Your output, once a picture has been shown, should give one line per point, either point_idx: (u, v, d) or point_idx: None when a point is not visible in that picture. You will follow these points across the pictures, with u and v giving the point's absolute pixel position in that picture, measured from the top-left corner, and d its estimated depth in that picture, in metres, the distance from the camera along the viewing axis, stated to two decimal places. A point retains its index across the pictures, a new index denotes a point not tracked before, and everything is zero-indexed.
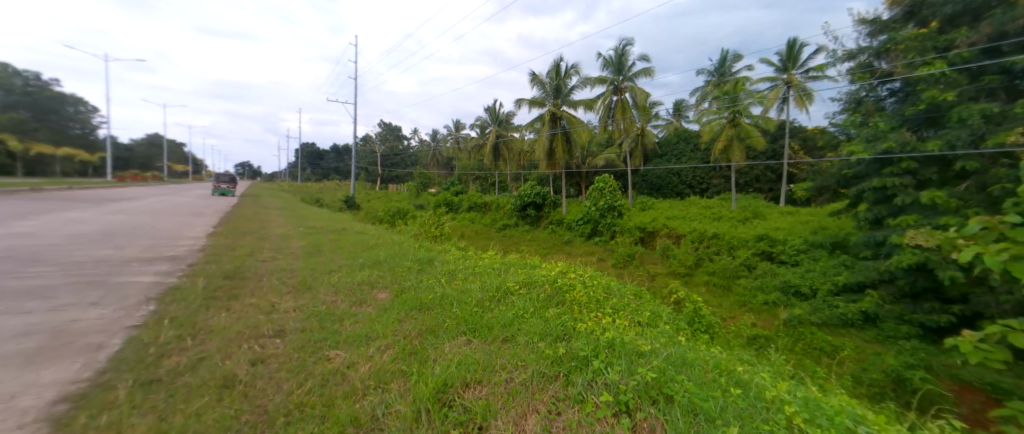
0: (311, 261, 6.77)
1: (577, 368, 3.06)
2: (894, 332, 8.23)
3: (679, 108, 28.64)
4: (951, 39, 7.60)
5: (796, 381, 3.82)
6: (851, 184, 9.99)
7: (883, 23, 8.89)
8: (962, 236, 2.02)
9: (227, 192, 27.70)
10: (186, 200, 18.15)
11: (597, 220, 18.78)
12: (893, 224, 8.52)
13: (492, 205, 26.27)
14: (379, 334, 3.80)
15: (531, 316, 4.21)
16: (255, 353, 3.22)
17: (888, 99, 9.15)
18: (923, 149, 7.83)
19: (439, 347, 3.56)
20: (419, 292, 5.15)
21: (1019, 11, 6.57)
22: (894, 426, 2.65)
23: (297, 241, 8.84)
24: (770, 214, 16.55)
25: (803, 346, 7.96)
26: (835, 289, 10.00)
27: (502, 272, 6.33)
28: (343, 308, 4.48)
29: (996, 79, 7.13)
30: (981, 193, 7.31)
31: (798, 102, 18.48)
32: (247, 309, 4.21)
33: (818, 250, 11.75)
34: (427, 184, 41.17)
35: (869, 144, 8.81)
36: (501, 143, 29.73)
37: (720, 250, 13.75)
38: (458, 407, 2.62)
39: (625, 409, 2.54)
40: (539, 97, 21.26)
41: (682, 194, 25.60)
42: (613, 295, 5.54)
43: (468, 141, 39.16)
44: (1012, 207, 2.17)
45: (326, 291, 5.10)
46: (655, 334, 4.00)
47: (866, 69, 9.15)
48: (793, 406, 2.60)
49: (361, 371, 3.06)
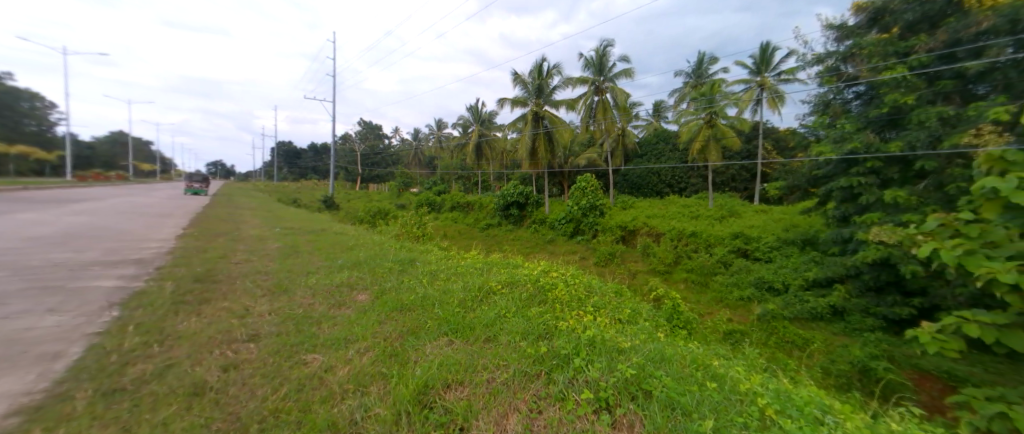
0: (287, 263, 6.59)
1: (558, 366, 3.08)
2: (860, 324, 8.64)
3: (659, 108, 29.22)
4: (911, 45, 8.00)
5: (768, 373, 3.93)
6: (821, 183, 10.39)
7: (848, 29, 9.25)
8: (921, 233, 2.14)
9: (199, 192, 26.73)
10: (154, 200, 17.40)
11: (579, 219, 18.94)
12: (858, 222, 8.90)
13: (475, 205, 26.17)
14: (358, 336, 3.73)
15: (513, 315, 4.21)
16: (228, 359, 3.10)
17: (853, 102, 9.48)
18: (885, 149, 8.21)
19: (420, 349, 3.52)
20: (400, 293, 5.09)
21: (971, 20, 7.06)
22: (859, 415, 2.77)
23: (271, 242, 8.59)
24: (746, 213, 17.05)
25: (775, 340, 8.23)
26: (806, 284, 10.36)
27: (484, 272, 6.31)
28: (320, 310, 4.38)
29: (950, 84, 7.54)
30: (937, 192, 7.74)
31: (771, 103, 19.09)
32: (219, 313, 4.07)
33: (789, 247, 12.18)
34: (408, 184, 40.66)
35: (837, 144, 9.17)
36: (483, 142, 29.63)
37: (698, 247, 14.05)
38: (439, 409, 2.59)
39: (605, 405, 2.58)
40: (521, 97, 21.26)
41: (661, 193, 26.10)
42: (595, 293, 5.60)
43: (450, 141, 38.88)
44: (966, 205, 2.30)
45: (303, 293, 4.99)
46: (635, 331, 4.06)
47: (833, 72, 9.44)
48: (765, 398, 2.69)
49: (340, 374, 3.00)
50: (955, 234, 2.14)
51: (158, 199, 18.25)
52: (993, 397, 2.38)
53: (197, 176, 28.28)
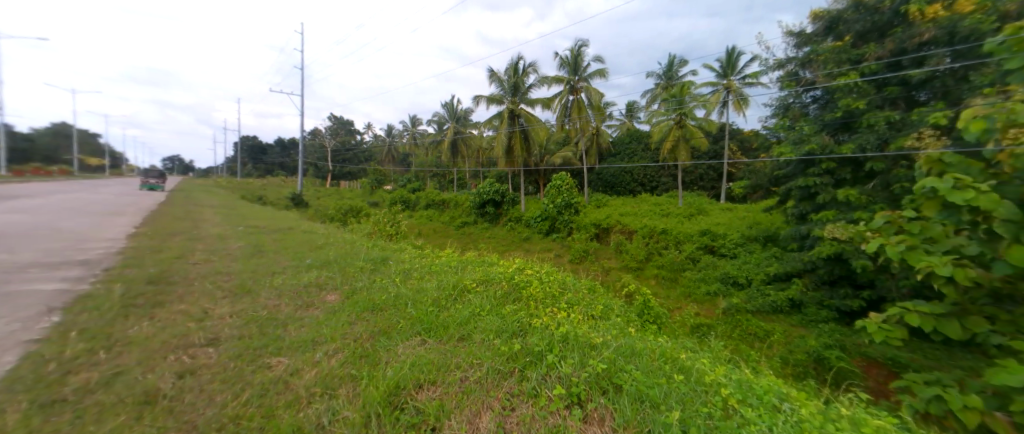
0: (250, 263, 6.29)
1: (532, 363, 3.09)
2: (816, 316, 9.17)
3: (631, 108, 29.85)
4: (862, 53, 8.51)
5: (731, 365, 4.09)
6: (782, 182, 10.90)
7: (807, 36, 9.72)
8: (871, 230, 2.36)
9: (156, 188, 25.23)
10: (103, 197, 16.25)
11: (555, 217, 19.11)
12: (816, 219, 9.40)
13: (451, 203, 25.92)
14: (327, 338, 3.62)
15: (487, 313, 4.21)
16: (184, 365, 2.94)
17: (811, 105, 9.98)
18: (839, 151, 8.74)
19: (392, 349, 3.45)
20: (371, 293, 4.96)
21: (915, 31, 7.64)
22: (813, 401, 2.94)
23: (233, 242, 8.20)
24: (712, 211, 17.72)
25: (739, 332, 8.62)
26: (767, 278, 10.86)
27: (459, 270, 6.26)
28: (286, 312, 4.21)
29: (897, 90, 8.19)
30: (884, 191, 8.33)
31: (737, 106, 19.90)
32: (175, 317, 3.84)
33: (752, 243, 12.74)
34: (382, 181, 39.86)
35: (796, 146, 9.64)
36: (459, 140, 29.36)
37: (669, 244, 14.45)
38: (410, 410, 2.55)
39: (577, 401, 2.62)
40: (497, 94, 21.19)
41: (634, 192, 26.74)
42: (568, 290, 5.67)
43: (425, 138, 38.35)
44: (909, 204, 2.54)
45: (269, 294, 4.79)
46: (607, 326, 4.14)
47: (792, 78, 9.91)
48: (728, 388, 2.80)
49: (307, 378, 2.90)
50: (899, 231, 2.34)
51: (106, 196, 17.00)
52: (931, 381, 2.59)
53: (153, 171, 26.70)
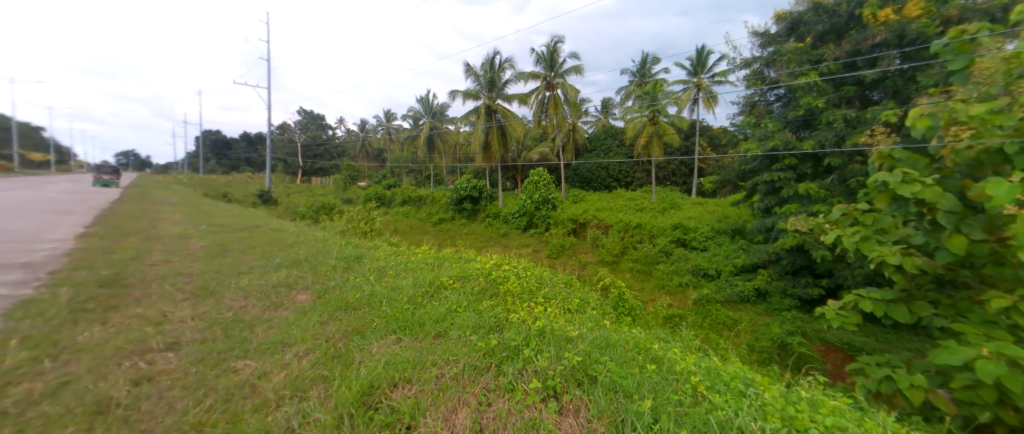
0: (213, 263, 6.01)
1: (508, 358, 3.10)
2: (779, 305, 9.64)
3: (607, 105, 30.22)
4: (821, 53, 8.88)
5: (700, 352, 4.23)
6: (749, 177, 11.30)
7: (771, 37, 10.07)
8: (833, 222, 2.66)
9: (110, 185, 23.77)
10: (48, 194, 15.14)
11: (532, 212, 19.17)
12: (779, 213, 9.81)
13: (428, 199, 25.62)
14: (297, 339, 3.50)
15: (464, 309, 4.19)
16: (140, 372, 2.78)
17: (775, 103, 10.39)
18: (801, 147, 9.08)
19: (366, 349, 3.37)
20: (345, 292, 4.85)
21: (869, 33, 8.04)
22: (776, 386, 3.08)
23: (195, 241, 7.82)
24: (684, 205, 18.25)
25: (709, 322, 8.93)
26: (735, 270, 11.29)
27: (435, 267, 6.21)
28: (253, 313, 4.05)
29: (853, 89, 8.64)
30: (841, 186, 8.84)
31: (707, 103, 20.51)
32: (130, 321, 3.62)
33: (721, 236, 13.22)
34: (355, 177, 38.96)
35: (761, 142, 9.99)
36: (435, 135, 28.89)
37: (643, 238, 14.79)
38: (385, 409, 2.51)
39: (553, 393, 2.65)
40: (473, 89, 20.98)
41: (610, 187, 27.17)
42: (546, 284, 5.72)
43: (400, 133, 37.63)
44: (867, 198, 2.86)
45: (234, 295, 4.59)
46: (583, 319, 4.21)
47: (758, 76, 10.26)
48: (697, 376, 2.90)
49: (276, 381, 2.79)
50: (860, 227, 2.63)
51: (51, 193, 15.80)
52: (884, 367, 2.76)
53: (106, 167, 25.21)
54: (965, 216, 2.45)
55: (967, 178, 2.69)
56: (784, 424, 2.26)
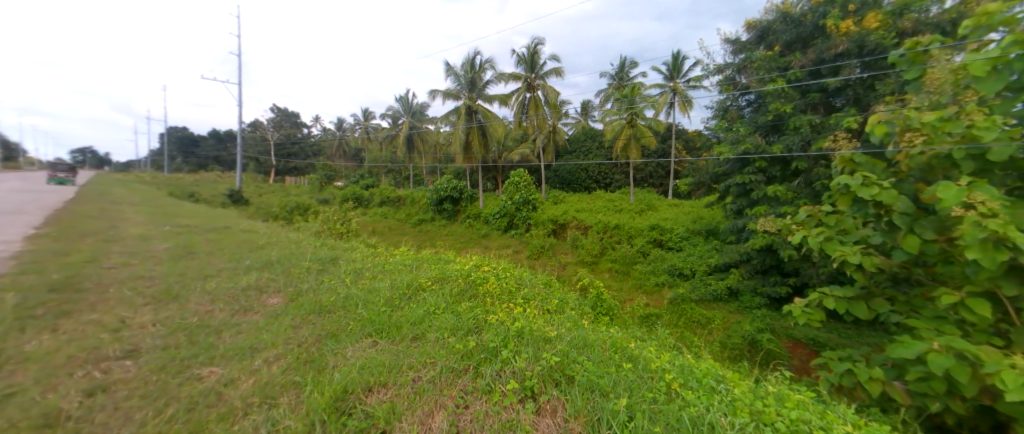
0: (177, 266, 5.73)
1: (487, 360, 3.09)
2: (750, 303, 10.00)
3: (587, 108, 30.58)
4: (788, 61, 9.26)
5: (673, 350, 4.34)
6: (722, 179, 11.63)
7: (742, 44, 10.44)
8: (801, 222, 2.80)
9: (66, 182, 22.45)
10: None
11: (513, 213, 19.20)
12: (750, 214, 10.17)
13: (407, 199, 25.33)
14: (267, 344, 3.39)
15: (442, 311, 4.15)
16: (94, 381, 2.62)
17: (746, 108, 10.74)
18: (770, 150, 9.43)
19: (340, 353, 3.30)
20: (319, 294, 4.73)
21: (832, 43, 8.44)
22: (745, 382, 3.18)
23: (158, 243, 7.45)
24: (661, 206, 18.72)
25: (684, 320, 9.16)
26: (709, 269, 11.62)
27: (413, 268, 6.13)
28: (220, 318, 3.90)
29: (818, 95, 9.01)
30: (807, 188, 9.22)
31: (682, 107, 21.05)
32: (84, 328, 3.41)
33: (695, 237, 13.59)
34: (332, 177, 38.02)
35: (733, 146, 10.30)
36: (414, 135, 28.53)
37: (622, 239, 15.03)
38: (359, 414, 2.46)
39: (530, 394, 2.66)
40: (453, 89, 20.82)
41: (589, 189, 27.52)
42: (525, 285, 5.75)
43: (379, 132, 36.98)
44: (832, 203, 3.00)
45: (200, 300, 4.40)
46: (562, 319, 4.25)
47: (730, 82, 10.59)
48: (671, 373, 2.97)
49: (243, 388, 2.69)
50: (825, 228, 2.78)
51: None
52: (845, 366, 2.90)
53: (62, 164, 23.83)
54: (918, 218, 2.60)
55: (919, 181, 2.86)
56: (751, 418, 2.33)
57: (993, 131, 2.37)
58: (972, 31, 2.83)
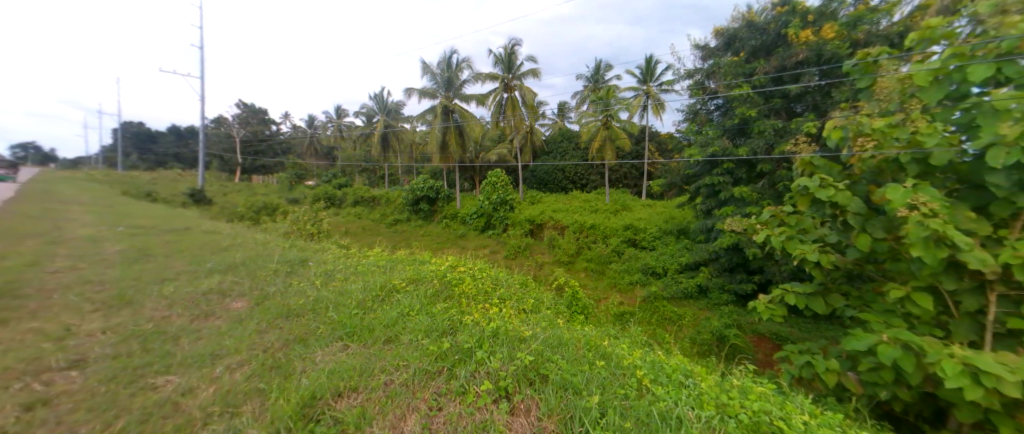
0: (132, 269, 5.40)
1: (461, 361, 3.06)
2: (718, 299, 10.38)
3: (564, 109, 30.91)
4: (753, 67, 9.62)
5: (645, 347, 4.44)
6: (692, 181, 12.00)
7: (710, 50, 10.80)
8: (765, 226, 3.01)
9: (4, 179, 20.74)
10: None
11: (490, 213, 19.19)
12: (718, 214, 10.54)
13: (382, 200, 24.87)
14: (229, 350, 3.24)
15: (417, 313, 4.09)
16: (33, 394, 2.43)
17: (714, 112, 11.10)
18: (737, 153, 9.78)
19: (308, 357, 3.19)
20: (287, 298, 4.57)
21: (793, 51, 8.86)
22: (712, 376, 3.29)
23: (109, 245, 7.00)
24: (635, 207, 19.16)
25: (656, 318, 9.39)
26: (680, 268, 11.98)
27: (387, 269, 6.02)
28: (178, 324, 3.70)
29: (780, 101, 9.44)
30: (771, 189, 9.63)
31: (656, 110, 21.57)
32: (23, 337, 3.16)
33: (667, 236, 13.99)
34: (303, 176, 36.73)
35: (703, 148, 10.64)
36: (390, 133, 28.02)
37: (597, 239, 15.28)
38: (327, 420, 2.38)
39: (504, 394, 2.66)
40: (430, 87, 20.57)
41: (566, 189, 27.83)
42: (501, 285, 5.74)
43: (353, 130, 36.16)
44: (793, 205, 3.17)
45: (155, 305, 4.16)
46: (537, 319, 4.27)
47: (699, 86, 10.92)
48: (642, 370, 3.04)
49: (203, 397, 2.56)
50: (786, 234, 3.00)
51: None
52: (807, 363, 3.03)
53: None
54: (870, 218, 2.77)
55: (871, 183, 3.06)
56: (717, 410, 2.42)
57: (935, 137, 2.54)
58: (917, 43, 3.02)
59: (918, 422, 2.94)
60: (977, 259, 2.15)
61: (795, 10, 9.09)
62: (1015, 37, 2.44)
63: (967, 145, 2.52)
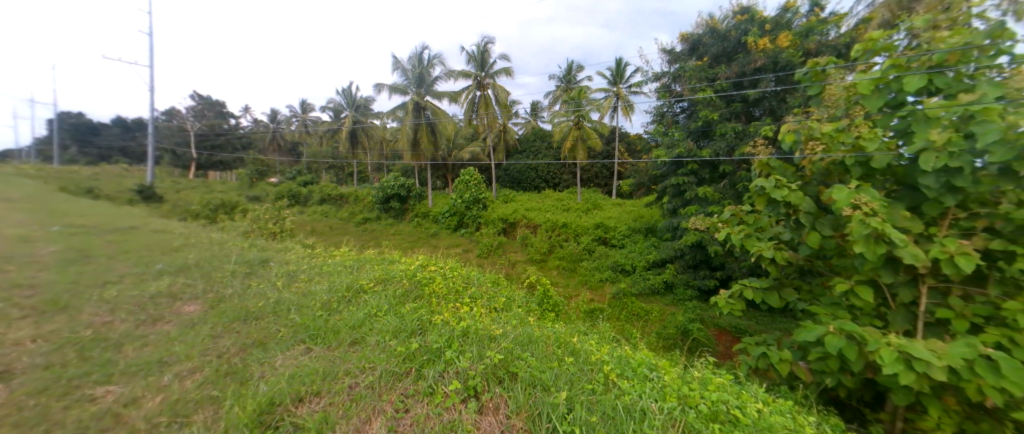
0: (69, 272, 4.98)
1: (430, 361, 3.01)
2: (683, 295, 10.78)
3: (537, 109, 31.12)
4: (715, 72, 9.98)
5: (612, 343, 4.52)
6: (660, 181, 12.36)
7: (677, 54, 11.15)
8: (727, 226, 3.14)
9: None
10: None
11: (462, 212, 19.07)
12: (683, 213, 10.93)
13: (351, 198, 24.12)
14: (180, 357, 3.05)
15: (385, 313, 4.00)
16: None
17: (680, 115, 11.43)
18: (700, 154, 10.15)
19: (268, 362, 3.05)
20: (244, 300, 4.35)
21: (752, 58, 9.32)
22: (675, 368, 3.39)
23: (41, 245, 6.41)
24: (605, 205, 19.57)
25: (625, 315, 9.63)
26: (648, 265, 12.32)
27: (354, 269, 5.87)
28: (122, 330, 3.45)
29: (740, 105, 9.90)
30: (731, 190, 10.07)
31: (626, 111, 22.07)
32: None
33: (636, 234, 14.38)
34: (266, 173, 35.07)
35: (669, 150, 10.76)
36: (359, 130, 27.23)
37: (569, 237, 15.47)
38: (286, 427, 2.29)
39: (473, 393, 2.64)
40: (400, 84, 20.15)
41: (539, 188, 28.02)
42: (472, 284, 5.68)
43: (320, 126, 34.86)
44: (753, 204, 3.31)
45: (96, 310, 3.86)
46: (508, 317, 4.27)
47: (666, 89, 11.25)
48: (609, 365, 3.10)
49: (148, 407, 2.41)
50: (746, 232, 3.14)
51: None
52: (765, 354, 3.18)
53: None
54: (819, 217, 2.95)
55: (820, 184, 3.27)
56: (678, 401, 2.51)
57: (875, 142, 2.75)
58: (861, 54, 3.23)
59: (860, 405, 3.17)
60: (911, 254, 2.33)
61: (753, 19, 9.60)
62: (943, 51, 2.68)
63: (902, 149, 2.73)
